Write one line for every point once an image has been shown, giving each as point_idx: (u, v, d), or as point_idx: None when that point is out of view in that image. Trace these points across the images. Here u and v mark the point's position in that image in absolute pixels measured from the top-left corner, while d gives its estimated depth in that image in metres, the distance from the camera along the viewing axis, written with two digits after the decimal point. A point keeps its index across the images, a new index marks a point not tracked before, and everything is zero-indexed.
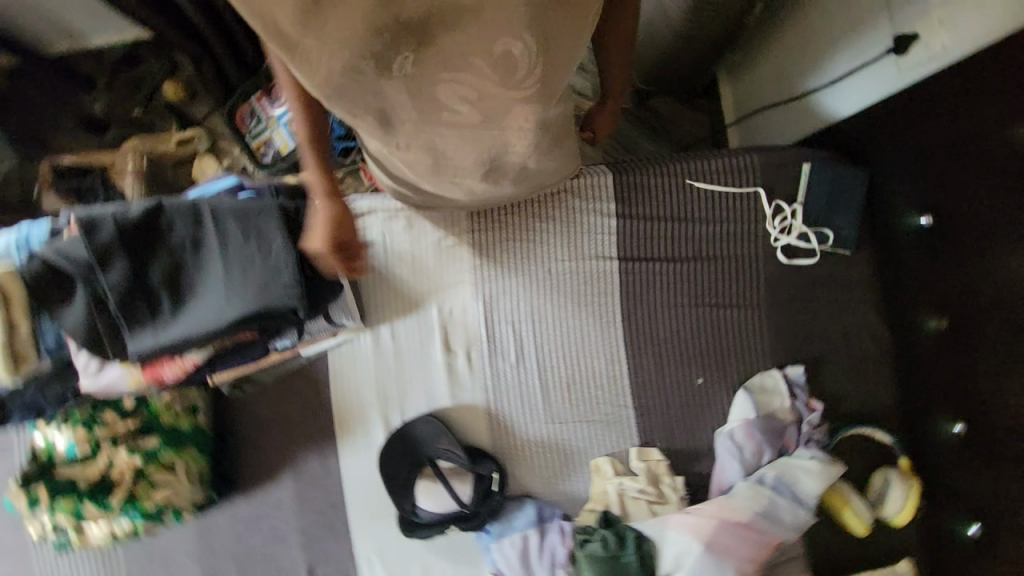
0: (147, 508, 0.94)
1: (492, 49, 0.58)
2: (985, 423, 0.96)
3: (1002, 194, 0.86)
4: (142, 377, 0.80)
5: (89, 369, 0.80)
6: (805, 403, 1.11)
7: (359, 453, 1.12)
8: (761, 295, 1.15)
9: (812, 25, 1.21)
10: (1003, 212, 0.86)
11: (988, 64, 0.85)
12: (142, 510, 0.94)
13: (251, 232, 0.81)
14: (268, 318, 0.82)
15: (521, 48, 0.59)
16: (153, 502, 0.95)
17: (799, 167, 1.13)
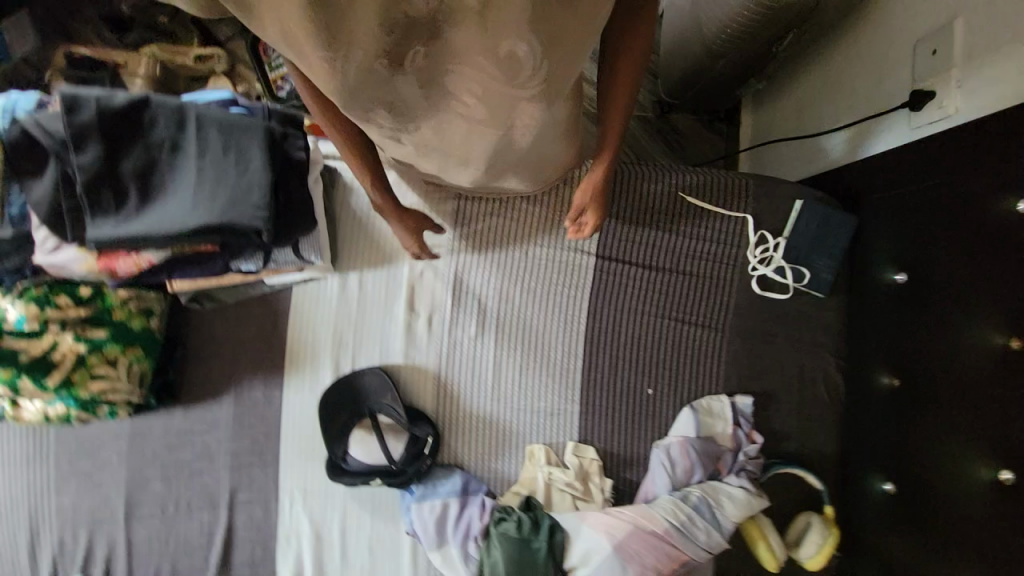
0: (82, 396, 0.96)
1: (498, 49, 0.54)
2: (915, 486, 0.96)
3: (984, 263, 0.86)
4: (95, 265, 0.80)
5: (45, 246, 0.81)
6: (745, 433, 1.12)
7: (304, 390, 1.13)
8: (726, 320, 1.15)
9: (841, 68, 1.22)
10: (981, 280, 0.86)
11: (1004, 130, 0.83)
12: (76, 396, 0.96)
13: (231, 147, 0.82)
14: (230, 234, 0.81)
15: (528, 49, 0.55)
16: (88, 392, 0.96)
17: (791, 203, 1.14)
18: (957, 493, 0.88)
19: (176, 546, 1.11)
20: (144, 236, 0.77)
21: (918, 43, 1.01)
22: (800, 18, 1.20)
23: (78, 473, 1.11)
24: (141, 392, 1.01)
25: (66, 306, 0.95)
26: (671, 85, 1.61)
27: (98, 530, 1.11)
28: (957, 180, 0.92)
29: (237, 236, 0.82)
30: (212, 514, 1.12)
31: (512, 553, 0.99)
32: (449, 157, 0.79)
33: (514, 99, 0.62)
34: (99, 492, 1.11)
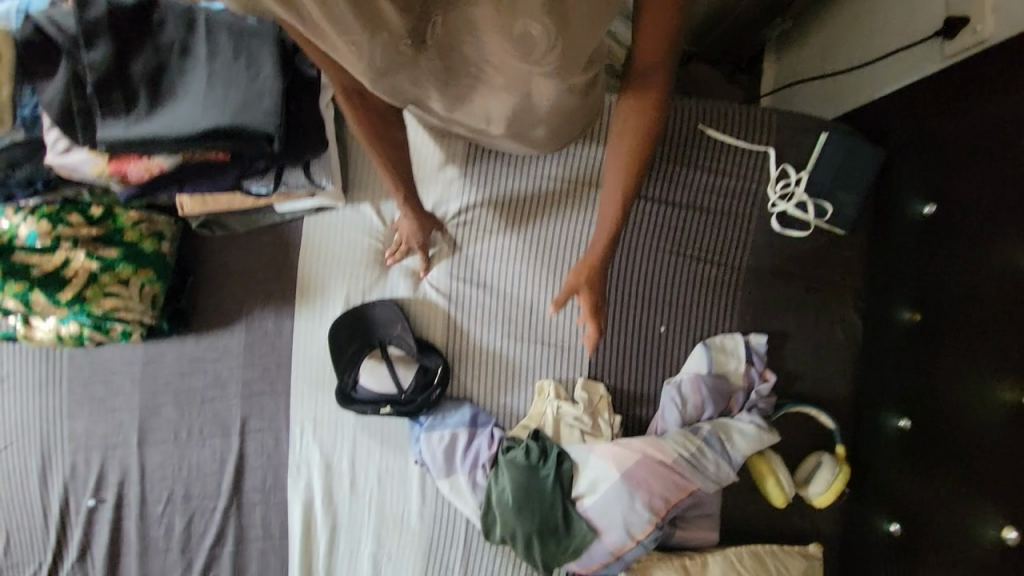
0: (93, 312, 0.95)
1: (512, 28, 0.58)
2: (934, 419, 0.95)
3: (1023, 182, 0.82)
4: (106, 167, 0.80)
5: (56, 147, 0.80)
6: (759, 372, 1.10)
7: (314, 321, 1.13)
8: (743, 257, 1.13)
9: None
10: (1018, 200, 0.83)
11: None
12: (88, 312, 0.95)
13: (241, 50, 0.80)
14: (241, 141, 0.80)
15: (541, 29, 0.58)
16: (99, 309, 0.95)
17: (816, 136, 1.10)
18: (984, 424, 0.86)
19: (190, 472, 1.13)
20: (156, 137, 0.76)
21: None
22: None
23: (92, 398, 1.13)
24: (153, 313, 1.00)
25: (79, 224, 0.96)
26: (693, 29, 1.58)
27: (110, 456, 1.13)
28: (994, 100, 0.88)
29: (248, 143, 0.80)
30: (224, 441, 1.13)
31: (520, 477, 1.02)
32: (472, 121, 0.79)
33: (527, 76, 0.65)
34: (114, 416, 1.13)
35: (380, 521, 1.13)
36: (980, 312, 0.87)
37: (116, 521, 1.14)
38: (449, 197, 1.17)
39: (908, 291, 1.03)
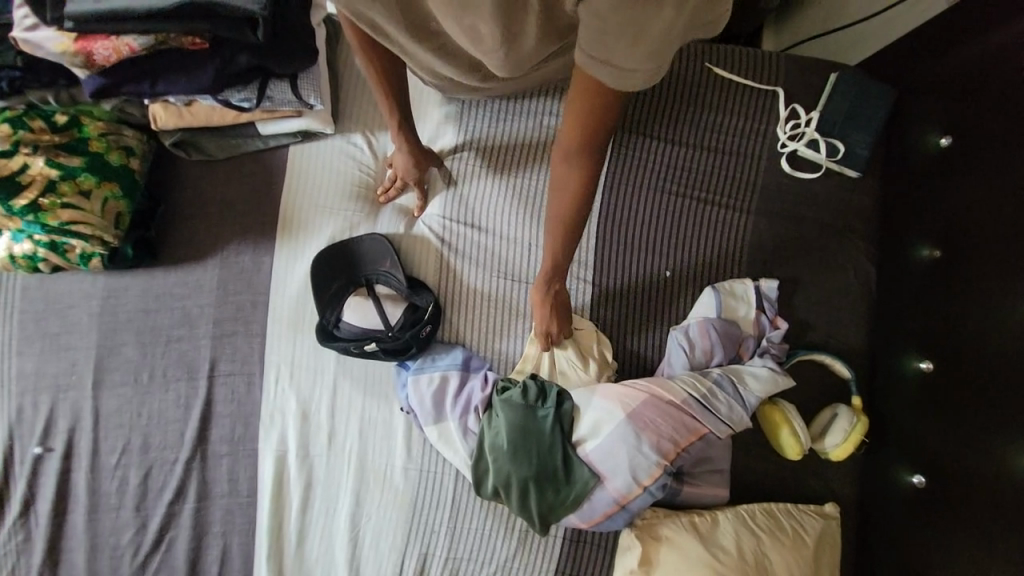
0: (50, 224, 0.86)
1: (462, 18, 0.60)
2: (959, 357, 0.89)
3: None
4: (70, 43, 0.78)
5: (23, 24, 0.79)
6: (770, 318, 1.04)
7: (296, 257, 1.05)
8: (752, 201, 1.08)
9: None
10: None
11: None
12: (44, 224, 0.86)
13: None
14: (221, 23, 0.76)
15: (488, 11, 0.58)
16: (57, 221, 0.86)
17: (825, 78, 1.08)
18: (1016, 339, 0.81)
19: (150, 419, 1.03)
20: (129, 11, 0.74)
21: None
22: None
23: (44, 334, 1.03)
24: (117, 232, 0.91)
25: (41, 130, 0.88)
26: None
27: (62, 400, 1.03)
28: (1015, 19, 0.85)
29: (226, 22, 0.76)
30: (190, 386, 1.03)
31: (517, 419, 0.95)
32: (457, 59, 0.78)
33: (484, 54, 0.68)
34: (68, 355, 1.02)
35: (359, 477, 1.03)
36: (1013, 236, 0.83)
37: (65, 471, 1.03)
38: (443, 139, 1.11)
39: (923, 233, 0.99)
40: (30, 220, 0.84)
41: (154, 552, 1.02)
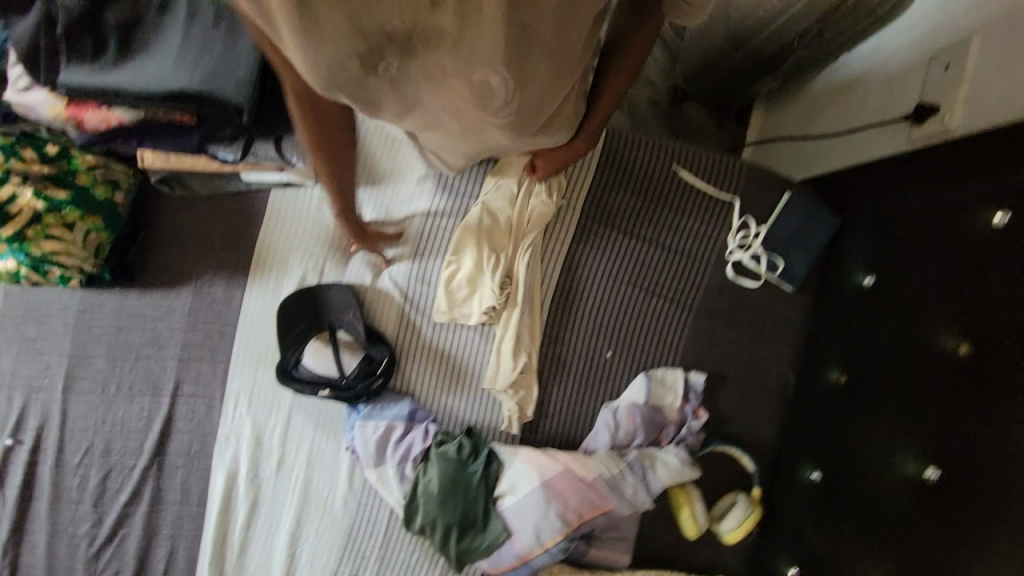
0: (33, 253, 0.92)
1: (472, 73, 0.59)
2: (837, 472, 1.01)
3: (946, 271, 0.89)
4: (62, 108, 0.77)
5: (18, 85, 0.80)
6: (692, 408, 1.14)
7: (265, 295, 1.12)
8: (695, 299, 1.18)
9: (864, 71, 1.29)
10: (944, 284, 0.88)
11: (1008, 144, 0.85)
12: (27, 252, 0.92)
13: (224, 17, 0.78)
14: (208, 107, 0.80)
15: (498, 80, 0.60)
16: (40, 250, 0.92)
17: (780, 195, 1.16)
18: (886, 489, 0.91)
19: (113, 427, 1.11)
20: (120, 88, 0.75)
21: (935, 54, 1.08)
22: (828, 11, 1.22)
23: (23, 337, 1.10)
24: (95, 262, 0.96)
25: (32, 160, 0.93)
26: (692, 67, 1.65)
27: (34, 399, 1.11)
28: (956, 187, 0.91)
29: (215, 107, 0.79)
30: (154, 401, 1.11)
31: (446, 474, 1.04)
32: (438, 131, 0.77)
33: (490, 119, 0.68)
34: (42, 359, 1.10)
35: (301, 503, 1.13)
36: (894, 375, 0.93)
37: (32, 463, 1.12)
38: (418, 202, 1.17)
39: (831, 353, 1.09)
40: (13, 249, 0.90)
41: (106, 545, 1.11)
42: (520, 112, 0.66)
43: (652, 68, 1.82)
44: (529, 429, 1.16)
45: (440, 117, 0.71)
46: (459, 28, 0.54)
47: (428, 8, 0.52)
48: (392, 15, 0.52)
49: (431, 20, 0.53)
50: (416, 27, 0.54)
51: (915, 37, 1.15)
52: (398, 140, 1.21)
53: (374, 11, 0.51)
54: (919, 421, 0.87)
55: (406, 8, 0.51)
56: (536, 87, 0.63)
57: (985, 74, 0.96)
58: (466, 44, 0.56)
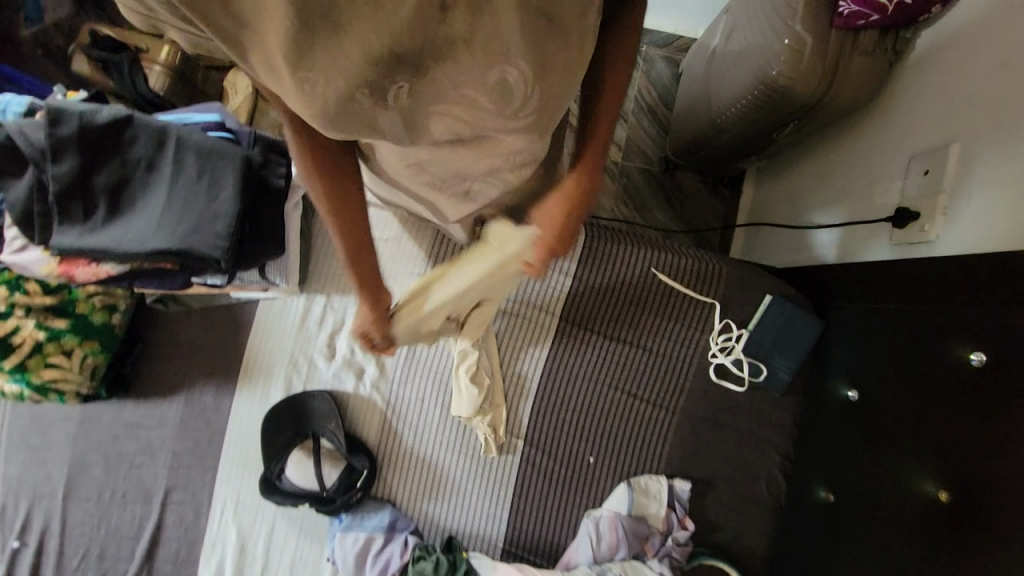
0: (33, 381, 1.01)
1: (488, 75, 0.55)
2: None
3: (938, 401, 0.86)
4: (54, 269, 0.86)
5: (12, 245, 0.88)
6: (678, 518, 1.11)
7: (251, 404, 1.16)
8: (679, 403, 1.15)
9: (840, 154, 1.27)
10: (931, 418, 0.86)
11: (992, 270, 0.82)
12: (28, 380, 1.00)
13: (206, 172, 0.86)
14: (189, 259, 0.85)
15: (517, 75, 0.55)
16: (40, 378, 1.01)
17: (760, 297, 1.14)
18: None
19: (107, 532, 1.13)
20: (107, 249, 0.82)
21: (914, 157, 1.05)
22: (800, 111, 1.19)
23: (27, 447, 1.16)
24: (90, 384, 1.04)
25: (34, 292, 1.00)
26: (678, 144, 1.65)
27: (37, 505, 1.14)
28: (932, 310, 0.90)
29: (194, 260, 0.85)
30: (145, 509, 1.14)
31: None
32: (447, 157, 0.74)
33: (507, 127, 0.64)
34: (43, 469, 1.15)
35: None
36: (889, 497, 0.90)
37: (34, 567, 1.13)
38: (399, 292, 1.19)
39: (820, 468, 1.07)
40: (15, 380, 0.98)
41: None
42: (542, 113, 0.62)
43: (642, 139, 1.83)
44: (510, 536, 1.15)
45: (446, 141, 0.67)
46: (471, 31, 0.50)
47: (438, 17, 0.47)
48: (403, 36, 0.47)
49: (440, 28, 0.49)
50: (426, 42, 0.49)
51: (892, 131, 1.12)
52: (398, 238, 1.21)
53: (382, 30, 0.46)
54: (902, 567, 0.86)
55: (415, 22, 0.46)
56: (557, 81, 0.59)
57: (965, 184, 0.93)
58: (480, 45, 0.51)
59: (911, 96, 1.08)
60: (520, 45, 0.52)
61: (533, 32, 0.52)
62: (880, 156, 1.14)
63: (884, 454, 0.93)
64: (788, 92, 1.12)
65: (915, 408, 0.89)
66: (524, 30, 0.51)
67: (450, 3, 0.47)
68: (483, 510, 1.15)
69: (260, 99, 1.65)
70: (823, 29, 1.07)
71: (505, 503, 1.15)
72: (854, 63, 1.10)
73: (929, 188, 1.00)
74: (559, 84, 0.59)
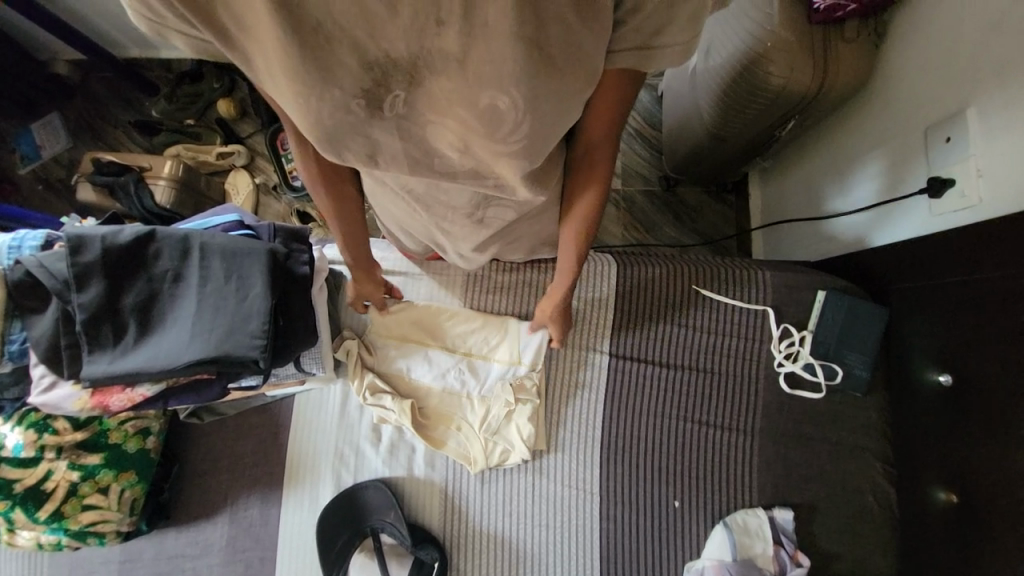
0: (72, 526, 0.98)
1: (481, 98, 0.48)
2: None
3: None
4: (88, 401, 0.84)
5: (41, 384, 0.84)
6: (790, 554, 1.00)
7: (301, 507, 1.09)
8: (756, 423, 1.08)
9: (844, 134, 1.24)
10: None
11: None
12: (66, 527, 0.97)
13: (233, 273, 0.85)
14: (225, 364, 0.83)
15: (514, 96, 0.48)
16: (79, 523, 0.98)
17: (814, 292, 1.09)
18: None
19: None
20: (141, 371, 0.79)
21: (928, 128, 1.00)
22: (797, 106, 1.16)
23: None
24: (131, 519, 1.02)
25: (64, 429, 0.98)
26: (677, 162, 1.63)
27: None
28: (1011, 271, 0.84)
29: (232, 365, 0.83)
30: None
31: None
32: (459, 193, 0.69)
33: (499, 156, 0.55)
34: None
35: None
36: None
37: None
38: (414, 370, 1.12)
39: (932, 469, 0.98)
40: (54, 530, 0.95)
41: None
42: (537, 135, 0.53)
43: (638, 162, 1.81)
44: None
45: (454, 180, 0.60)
46: (465, 48, 0.44)
47: (432, 29, 0.42)
48: (396, 41, 0.43)
49: (435, 43, 0.44)
50: (420, 53, 0.44)
51: (897, 108, 1.07)
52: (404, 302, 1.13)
53: (376, 35, 0.43)
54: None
55: (409, 30, 0.42)
56: (557, 104, 0.50)
57: (995, 134, 0.87)
58: (475, 64, 0.45)
59: (905, 71, 1.05)
60: (519, 76, 0.45)
61: (532, 63, 0.45)
62: (891, 127, 1.09)
63: (1006, 456, 0.84)
64: (784, 89, 1.10)
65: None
66: (520, 49, 0.43)
67: (443, 17, 0.41)
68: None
69: (260, 194, 1.72)
70: (803, 25, 1.06)
71: (595, 571, 1.08)
72: (841, 52, 1.09)
73: (953, 150, 0.95)
74: (558, 109, 0.51)
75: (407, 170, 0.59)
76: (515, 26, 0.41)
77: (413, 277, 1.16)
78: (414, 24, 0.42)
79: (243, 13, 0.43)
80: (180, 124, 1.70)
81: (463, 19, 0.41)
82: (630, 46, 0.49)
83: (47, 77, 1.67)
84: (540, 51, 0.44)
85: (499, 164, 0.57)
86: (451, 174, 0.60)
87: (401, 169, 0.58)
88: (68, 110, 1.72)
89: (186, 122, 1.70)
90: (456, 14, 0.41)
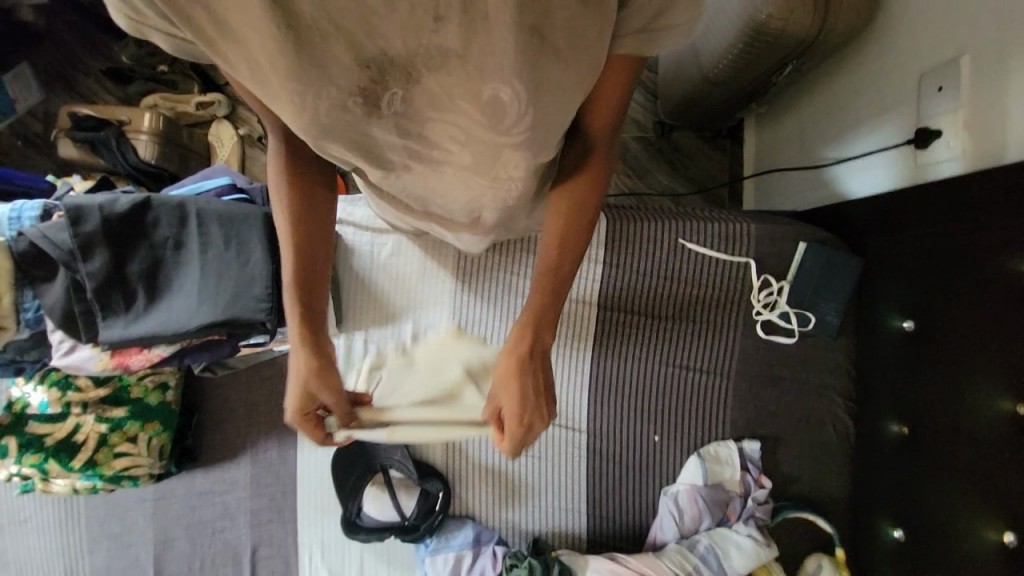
0: (106, 472, 1.07)
1: (480, 92, 0.49)
2: (914, 522, 1.02)
3: (1006, 331, 0.84)
4: (109, 362, 0.89)
5: (61, 349, 0.89)
6: (754, 478, 1.14)
7: (316, 448, 1.20)
8: (733, 366, 1.16)
9: (841, 78, 1.21)
10: (990, 348, 0.87)
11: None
12: (100, 472, 1.07)
13: (232, 238, 0.88)
14: (235, 326, 0.88)
15: (512, 92, 0.49)
16: (112, 469, 1.08)
17: (795, 245, 1.13)
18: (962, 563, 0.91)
19: None
20: (156, 335, 0.85)
21: (925, 73, 0.98)
22: (800, 47, 1.10)
23: (109, 534, 1.19)
24: (161, 463, 1.12)
25: (87, 387, 1.05)
26: (671, 108, 1.57)
27: None
28: (982, 230, 0.88)
29: (242, 328, 0.88)
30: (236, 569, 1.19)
31: None
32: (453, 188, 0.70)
33: (495, 145, 0.56)
34: (130, 552, 1.19)
35: None
36: (974, 425, 0.89)
37: None
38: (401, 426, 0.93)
39: (890, 406, 1.08)
40: (91, 475, 1.05)
41: None
42: (534, 130, 0.54)
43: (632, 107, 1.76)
44: (592, 524, 1.21)
45: (451, 163, 0.61)
46: (464, 44, 0.44)
47: (430, 25, 0.42)
48: (394, 38, 0.43)
49: (434, 38, 0.44)
50: (418, 48, 0.44)
51: (895, 52, 1.05)
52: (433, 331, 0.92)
53: (373, 33, 0.43)
54: (990, 489, 0.86)
55: (407, 26, 0.42)
56: (554, 97, 0.51)
57: (988, 87, 0.87)
58: (474, 57, 0.45)
59: (909, 12, 1.01)
60: (518, 66, 0.46)
61: (530, 51, 0.45)
62: (887, 71, 1.07)
63: (957, 394, 0.93)
64: (784, 31, 1.06)
65: (975, 342, 0.90)
66: (518, 46, 0.44)
67: (442, 11, 0.41)
68: (560, 507, 1.21)
69: (245, 146, 1.67)
70: None
71: (583, 496, 1.21)
72: None
73: (943, 99, 0.94)
74: (557, 103, 0.51)
75: (406, 160, 0.60)
76: (514, 18, 0.42)
77: (405, 240, 1.18)
78: (412, 19, 0.42)
79: (234, 12, 0.42)
80: (152, 71, 1.61)
81: (463, 15, 0.42)
82: (635, 27, 0.49)
83: (10, 23, 1.56)
84: (535, 42, 0.44)
85: (494, 155, 0.59)
86: (446, 162, 0.61)
87: (398, 156, 0.59)
88: (33, 57, 1.63)
89: (158, 69, 1.61)
90: (455, 9, 0.41)
